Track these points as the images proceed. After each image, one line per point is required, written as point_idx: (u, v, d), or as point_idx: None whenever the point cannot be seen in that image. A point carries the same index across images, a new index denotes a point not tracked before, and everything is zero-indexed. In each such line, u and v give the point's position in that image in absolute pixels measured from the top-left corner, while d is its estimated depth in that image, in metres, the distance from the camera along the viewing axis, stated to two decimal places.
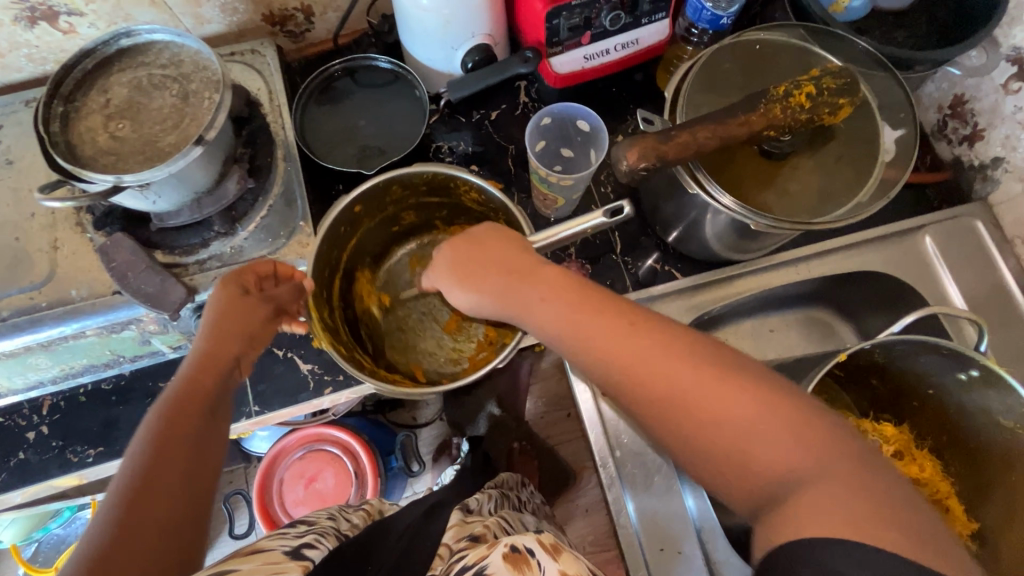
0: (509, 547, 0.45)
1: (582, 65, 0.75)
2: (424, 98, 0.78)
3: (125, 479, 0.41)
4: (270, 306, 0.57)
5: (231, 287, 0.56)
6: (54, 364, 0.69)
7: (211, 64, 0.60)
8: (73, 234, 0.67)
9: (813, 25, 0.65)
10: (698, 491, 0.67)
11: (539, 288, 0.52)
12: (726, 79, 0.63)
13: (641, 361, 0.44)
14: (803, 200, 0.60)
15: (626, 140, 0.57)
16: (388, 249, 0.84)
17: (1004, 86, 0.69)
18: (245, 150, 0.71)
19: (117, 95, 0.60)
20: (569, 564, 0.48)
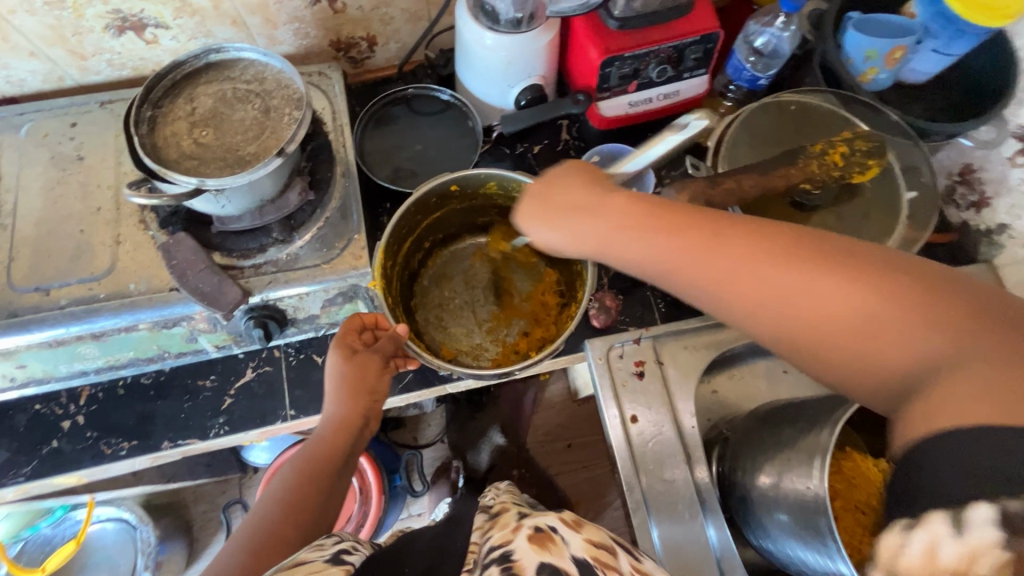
0: (531, 528, 0.43)
1: (626, 111, 0.81)
2: (477, 129, 0.83)
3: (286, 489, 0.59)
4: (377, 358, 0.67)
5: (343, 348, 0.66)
6: (101, 355, 0.70)
7: (293, 83, 0.65)
8: (135, 231, 0.70)
9: (843, 92, 0.71)
10: (719, 521, 0.70)
11: (635, 228, 0.50)
12: (764, 136, 0.69)
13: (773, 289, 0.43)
14: None
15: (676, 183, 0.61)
16: (457, 236, 0.88)
17: (1010, 159, 0.76)
18: (307, 163, 0.75)
19: (202, 104, 0.64)
20: (595, 534, 0.44)
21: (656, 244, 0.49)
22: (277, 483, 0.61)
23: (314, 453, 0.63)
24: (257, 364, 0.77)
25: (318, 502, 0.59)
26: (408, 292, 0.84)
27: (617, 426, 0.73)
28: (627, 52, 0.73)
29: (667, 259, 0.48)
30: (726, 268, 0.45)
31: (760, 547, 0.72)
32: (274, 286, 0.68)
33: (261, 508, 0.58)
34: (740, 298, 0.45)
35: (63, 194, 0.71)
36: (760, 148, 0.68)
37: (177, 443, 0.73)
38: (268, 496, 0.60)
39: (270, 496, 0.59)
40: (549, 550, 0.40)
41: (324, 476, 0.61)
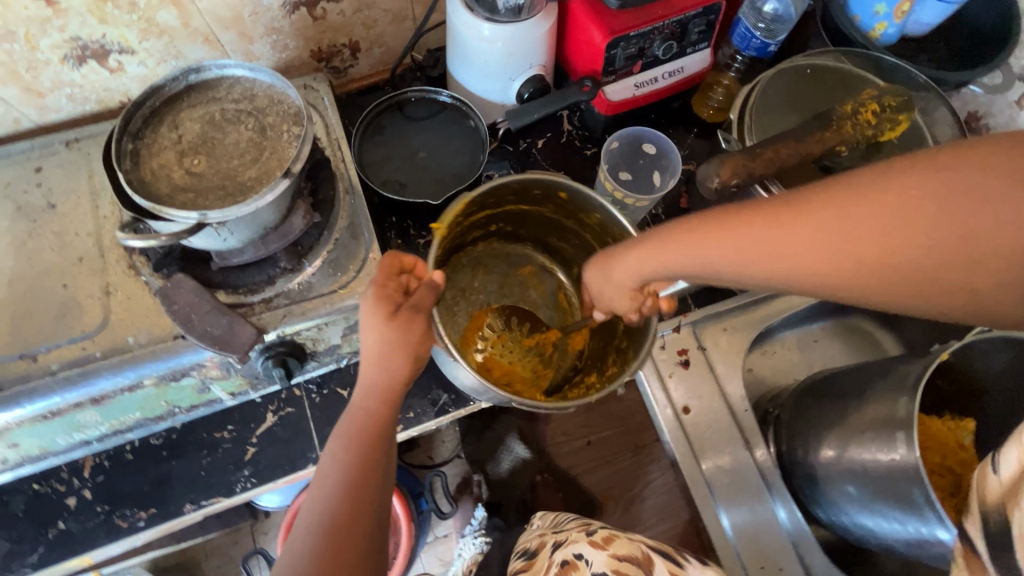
0: (561, 563, 0.58)
1: (633, 93, 0.77)
2: (480, 128, 0.79)
3: (330, 484, 0.48)
4: (419, 319, 0.52)
5: (381, 305, 0.51)
6: (103, 421, 0.63)
7: (287, 97, 0.59)
8: (126, 278, 0.63)
9: (854, 50, 0.70)
10: (789, 503, 0.67)
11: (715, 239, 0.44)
12: (778, 103, 0.66)
13: (902, 235, 0.35)
14: None
15: (712, 159, 0.58)
16: (518, 240, 0.84)
17: (1018, 102, 0.76)
18: (307, 184, 0.69)
19: (189, 131, 0.58)
20: (620, 547, 0.57)
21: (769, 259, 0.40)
22: (337, 460, 0.49)
23: (363, 423, 0.51)
24: (277, 406, 0.71)
25: (381, 475, 0.50)
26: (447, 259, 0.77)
27: (669, 417, 0.71)
28: (633, 31, 0.70)
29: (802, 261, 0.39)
30: (841, 240, 0.37)
31: (828, 522, 0.70)
32: (290, 319, 0.63)
33: (319, 490, 0.49)
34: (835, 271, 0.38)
35: (38, 248, 0.64)
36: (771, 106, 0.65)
37: (201, 504, 0.66)
38: (322, 476, 0.50)
39: (325, 478, 0.49)
40: None
41: (376, 445, 0.50)
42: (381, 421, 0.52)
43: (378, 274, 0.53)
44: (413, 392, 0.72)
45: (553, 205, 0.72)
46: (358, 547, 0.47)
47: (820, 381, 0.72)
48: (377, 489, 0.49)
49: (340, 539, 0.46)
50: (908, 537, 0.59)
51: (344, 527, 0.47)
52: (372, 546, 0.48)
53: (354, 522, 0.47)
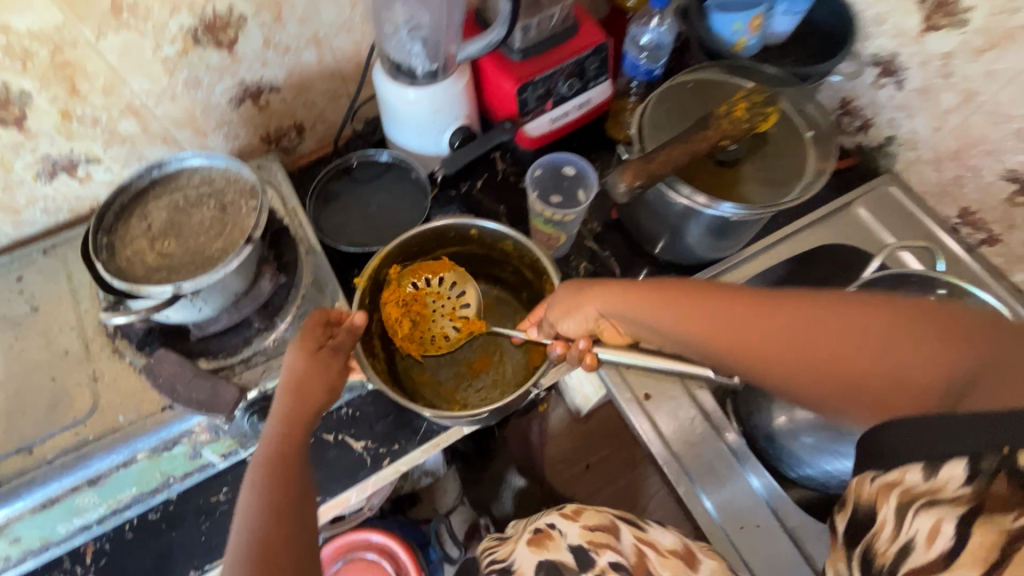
0: (530, 534, 0.65)
1: (549, 127, 0.88)
2: (421, 178, 0.88)
3: (253, 506, 0.51)
4: (337, 354, 0.61)
5: (305, 343, 0.60)
6: (101, 501, 0.66)
7: (241, 176, 0.67)
8: (111, 362, 0.68)
9: (726, 62, 0.81)
10: (758, 469, 0.73)
11: (674, 308, 0.57)
12: (661, 116, 0.77)
13: (812, 348, 0.51)
14: (760, 190, 0.74)
15: (616, 168, 0.67)
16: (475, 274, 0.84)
17: (873, 83, 0.88)
18: (270, 250, 0.75)
19: (157, 218, 0.65)
20: (589, 518, 0.65)
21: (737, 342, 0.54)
22: (258, 486, 0.52)
23: (281, 450, 0.55)
24: None
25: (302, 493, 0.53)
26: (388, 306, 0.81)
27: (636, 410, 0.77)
28: (536, 76, 0.81)
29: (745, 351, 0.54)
30: (773, 328, 0.53)
31: (801, 482, 0.75)
32: (270, 374, 0.69)
33: (243, 514, 0.51)
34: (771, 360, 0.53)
35: (24, 348, 0.69)
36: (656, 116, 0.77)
37: (205, 569, 0.68)
38: (243, 503, 0.52)
39: (247, 508, 0.51)
40: (545, 548, 0.62)
41: (294, 465, 0.54)
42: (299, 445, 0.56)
43: (301, 327, 0.61)
44: (395, 426, 0.76)
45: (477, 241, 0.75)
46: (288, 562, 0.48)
47: None
48: (299, 505, 0.52)
49: (270, 555, 0.48)
50: None
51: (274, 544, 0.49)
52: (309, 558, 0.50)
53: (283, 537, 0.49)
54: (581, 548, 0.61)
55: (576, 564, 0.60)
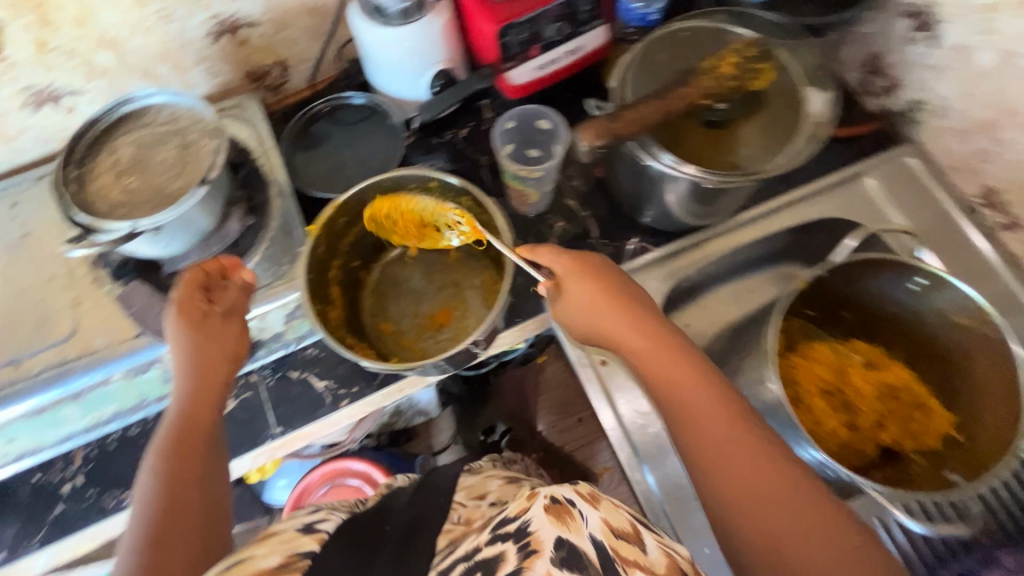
0: (547, 500, 0.45)
1: (535, 75, 0.83)
2: (397, 124, 0.86)
3: (148, 489, 0.49)
4: (225, 332, 0.59)
5: (189, 313, 0.58)
6: (85, 412, 0.73)
7: (207, 117, 0.68)
8: (92, 289, 0.73)
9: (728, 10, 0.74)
10: None
11: (766, 513, 0.47)
12: (661, 57, 0.72)
13: (710, 413, 0.51)
14: (752, 153, 0.69)
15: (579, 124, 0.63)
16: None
17: None
18: (242, 191, 0.77)
19: (123, 154, 0.66)
20: (612, 512, 0.46)
21: (637, 348, 0.57)
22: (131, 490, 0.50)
23: (166, 433, 0.53)
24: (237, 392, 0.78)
25: (201, 478, 0.51)
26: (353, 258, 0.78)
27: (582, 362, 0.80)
28: (518, 18, 0.76)
29: (649, 366, 0.56)
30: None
31: None
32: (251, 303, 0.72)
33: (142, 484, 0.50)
34: (675, 392, 0.53)
35: (15, 271, 0.74)
36: (772, 112, 0.70)
37: None
38: (145, 486, 0.50)
39: (143, 490, 0.50)
40: (567, 526, 0.43)
41: (196, 443, 0.53)
42: (201, 428, 0.54)
43: (176, 296, 0.59)
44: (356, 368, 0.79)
45: (439, 194, 0.73)
46: (195, 537, 0.48)
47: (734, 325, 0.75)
48: (199, 494, 0.50)
49: (168, 553, 0.46)
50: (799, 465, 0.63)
51: (152, 549, 0.46)
52: (192, 539, 0.48)
53: (169, 542, 0.47)
54: (603, 546, 0.42)
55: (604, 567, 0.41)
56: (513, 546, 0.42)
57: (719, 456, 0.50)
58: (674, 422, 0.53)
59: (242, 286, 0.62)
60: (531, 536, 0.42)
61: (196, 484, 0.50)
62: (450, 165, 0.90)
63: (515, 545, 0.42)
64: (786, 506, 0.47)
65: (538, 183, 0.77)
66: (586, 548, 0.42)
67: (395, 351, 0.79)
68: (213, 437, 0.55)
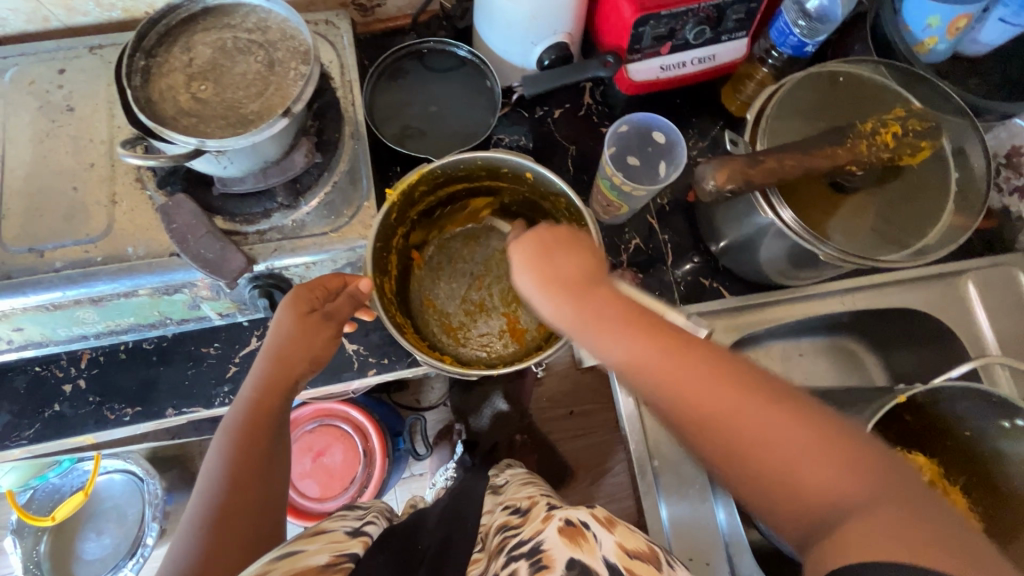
0: (563, 521, 0.48)
1: (657, 75, 0.75)
2: (495, 90, 0.78)
3: (217, 475, 0.53)
4: (327, 322, 0.60)
5: (299, 304, 0.59)
6: (101, 319, 0.68)
7: (299, 34, 0.59)
8: (132, 190, 0.66)
9: (897, 64, 0.66)
10: (730, 506, 0.69)
11: (725, 394, 0.41)
12: (817, 103, 0.64)
13: (734, 410, 0.40)
14: (870, 233, 0.63)
15: (712, 160, 0.57)
16: (513, 215, 0.78)
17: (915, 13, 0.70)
18: (313, 122, 0.70)
19: (200, 55, 0.59)
20: (626, 537, 0.47)
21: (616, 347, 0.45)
22: (204, 465, 0.54)
23: (238, 417, 0.56)
24: (261, 332, 0.74)
25: (265, 466, 0.55)
26: (420, 224, 0.74)
27: (631, 406, 0.73)
28: (664, 10, 0.66)
29: (644, 365, 0.44)
30: (772, 454, 0.38)
31: (765, 532, 0.71)
32: (279, 254, 0.66)
33: (211, 465, 0.54)
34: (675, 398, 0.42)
35: (53, 149, 0.67)
36: (910, 191, 0.64)
37: (182, 410, 0.72)
38: (211, 469, 0.54)
39: (211, 468, 0.54)
40: (580, 546, 0.44)
41: (263, 435, 0.55)
42: (272, 415, 0.57)
43: (307, 282, 0.61)
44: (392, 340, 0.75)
45: (530, 184, 0.67)
46: (251, 526, 0.52)
47: None
48: (262, 481, 0.54)
49: (229, 531, 0.51)
50: None
51: (213, 530, 0.50)
52: (250, 522, 0.52)
53: (226, 522, 0.51)
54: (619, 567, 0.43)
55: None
56: (525, 562, 0.44)
57: (764, 459, 0.39)
58: (704, 449, 0.41)
59: (351, 296, 0.62)
60: (543, 553, 0.44)
61: (254, 473, 0.54)
62: (532, 145, 0.82)
63: (528, 559, 0.44)
64: (860, 493, 0.36)
65: (631, 198, 0.71)
66: (599, 568, 0.43)
67: (438, 334, 0.74)
68: (279, 427, 0.58)
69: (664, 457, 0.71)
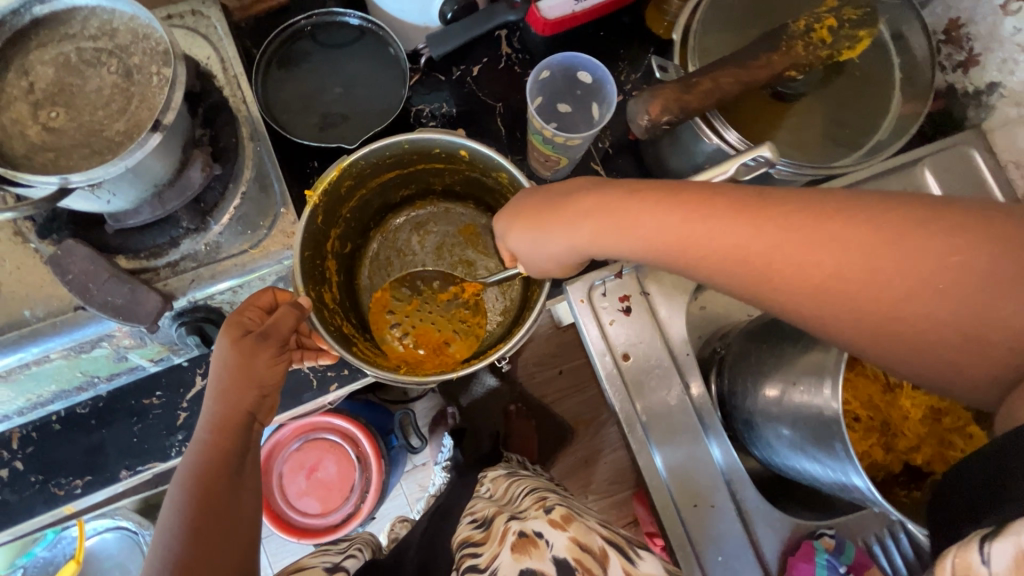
0: (515, 536, 0.48)
1: (572, 8, 0.68)
2: (402, 56, 0.71)
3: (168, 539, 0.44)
4: (271, 341, 0.52)
5: (233, 330, 0.52)
6: (19, 395, 0.61)
7: (154, 32, 0.51)
8: (13, 247, 0.58)
9: None
10: (724, 440, 0.69)
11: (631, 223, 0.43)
12: (745, 9, 0.59)
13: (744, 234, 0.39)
14: (815, 140, 0.59)
15: (643, 93, 0.52)
16: (458, 197, 0.72)
17: None
18: (204, 131, 0.61)
19: (42, 77, 0.50)
20: (581, 533, 0.47)
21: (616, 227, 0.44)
22: (156, 530, 0.46)
23: (190, 466, 0.48)
24: (205, 369, 0.68)
25: (225, 508, 0.47)
26: (358, 224, 0.69)
27: (609, 365, 0.70)
28: None
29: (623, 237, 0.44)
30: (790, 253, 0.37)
31: (764, 461, 0.71)
32: (199, 284, 0.60)
33: (165, 527, 0.46)
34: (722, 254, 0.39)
35: None
36: (852, 84, 0.60)
37: (138, 469, 0.66)
38: (164, 534, 0.45)
39: (166, 530, 0.45)
40: (529, 555, 0.45)
41: (220, 484, 0.47)
42: (225, 461, 0.48)
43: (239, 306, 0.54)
44: None
45: (467, 161, 0.61)
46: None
47: (767, 325, 0.69)
48: (224, 522, 0.46)
49: None
50: (833, 481, 0.58)
51: None
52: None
53: None
54: (567, 562, 0.44)
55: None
56: None
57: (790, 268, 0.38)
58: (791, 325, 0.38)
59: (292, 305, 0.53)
60: None
61: (212, 531, 0.45)
62: (457, 110, 0.76)
63: None
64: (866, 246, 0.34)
65: (569, 149, 0.66)
66: (547, 570, 0.44)
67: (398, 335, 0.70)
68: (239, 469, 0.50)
69: (652, 411, 0.70)
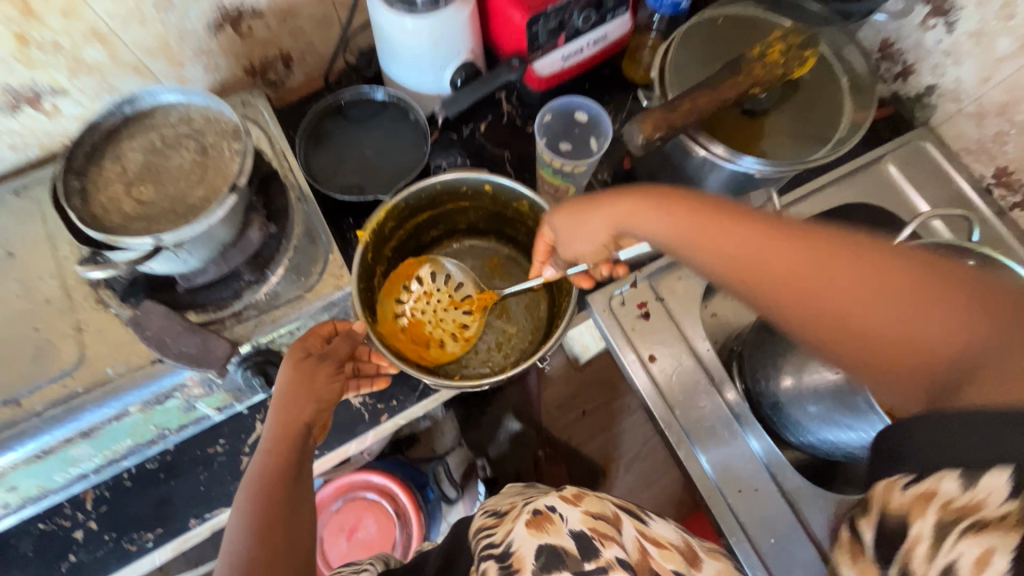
0: (529, 513, 0.47)
1: (561, 65, 0.81)
2: (420, 120, 0.82)
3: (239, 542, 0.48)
4: (330, 363, 0.59)
5: (297, 351, 0.59)
6: (97, 452, 0.65)
7: (223, 116, 0.61)
8: (95, 313, 0.65)
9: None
10: (759, 431, 0.72)
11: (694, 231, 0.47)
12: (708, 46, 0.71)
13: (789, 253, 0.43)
14: (786, 142, 0.69)
15: (634, 118, 0.62)
16: (480, 232, 0.81)
17: None
18: (258, 197, 0.70)
19: (132, 161, 0.60)
20: (593, 504, 0.47)
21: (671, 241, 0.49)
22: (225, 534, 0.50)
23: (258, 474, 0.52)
24: (264, 414, 0.73)
25: (289, 512, 0.51)
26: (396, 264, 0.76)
27: (637, 367, 0.76)
28: (548, 6, 0.72)
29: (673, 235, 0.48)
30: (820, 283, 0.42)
31: (798, 445, 0.74)
32: (261, 329, 0.66)
33: (232, 531, 0.50)
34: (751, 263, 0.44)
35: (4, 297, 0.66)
36: (809, 95, 0.70)
37: (204, 518, 0.69)
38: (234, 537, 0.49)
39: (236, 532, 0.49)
40: (546, 531, 0.44)
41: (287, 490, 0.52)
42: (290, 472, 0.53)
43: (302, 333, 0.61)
44: (394, 380, 0.75)
45: (490, 196, 0.71)
46: None
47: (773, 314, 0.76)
48: (290, 526, 0.50)
49: None
50: (862, 442, 0.63)
51: None
52: None
53: None
54: (585, 536, 0.44)
55: (581, 552, 0.42)
56: (495, 564, 0.44)
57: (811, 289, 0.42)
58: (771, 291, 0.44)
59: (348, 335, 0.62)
60: (512, 554, 0.44)
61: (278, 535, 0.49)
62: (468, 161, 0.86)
63: (499, 563, 0.44)
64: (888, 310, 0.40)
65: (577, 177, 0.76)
66: (565, 543, 0.43)
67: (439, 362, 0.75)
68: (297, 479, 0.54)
69: (685, 408, 0.74)
